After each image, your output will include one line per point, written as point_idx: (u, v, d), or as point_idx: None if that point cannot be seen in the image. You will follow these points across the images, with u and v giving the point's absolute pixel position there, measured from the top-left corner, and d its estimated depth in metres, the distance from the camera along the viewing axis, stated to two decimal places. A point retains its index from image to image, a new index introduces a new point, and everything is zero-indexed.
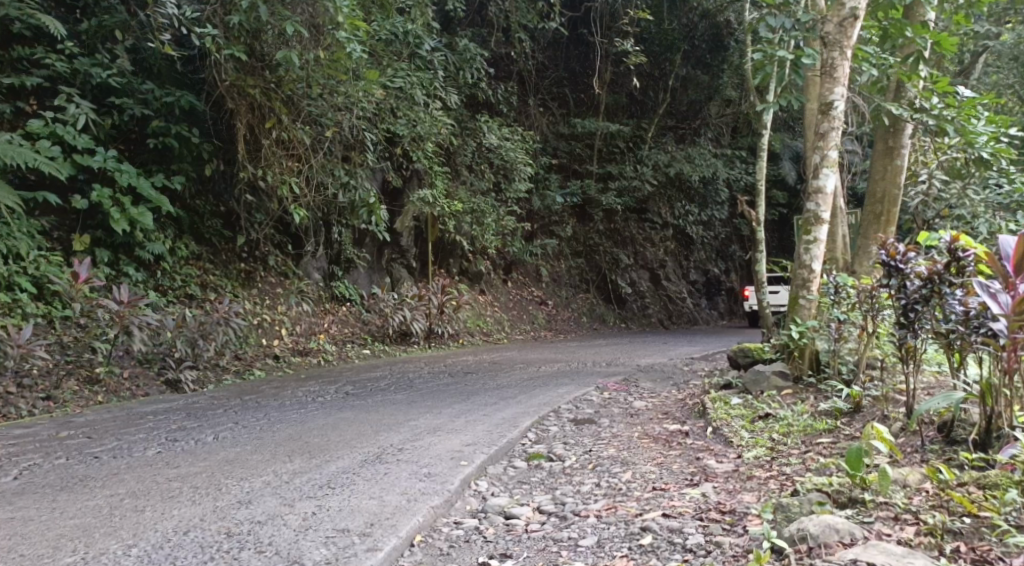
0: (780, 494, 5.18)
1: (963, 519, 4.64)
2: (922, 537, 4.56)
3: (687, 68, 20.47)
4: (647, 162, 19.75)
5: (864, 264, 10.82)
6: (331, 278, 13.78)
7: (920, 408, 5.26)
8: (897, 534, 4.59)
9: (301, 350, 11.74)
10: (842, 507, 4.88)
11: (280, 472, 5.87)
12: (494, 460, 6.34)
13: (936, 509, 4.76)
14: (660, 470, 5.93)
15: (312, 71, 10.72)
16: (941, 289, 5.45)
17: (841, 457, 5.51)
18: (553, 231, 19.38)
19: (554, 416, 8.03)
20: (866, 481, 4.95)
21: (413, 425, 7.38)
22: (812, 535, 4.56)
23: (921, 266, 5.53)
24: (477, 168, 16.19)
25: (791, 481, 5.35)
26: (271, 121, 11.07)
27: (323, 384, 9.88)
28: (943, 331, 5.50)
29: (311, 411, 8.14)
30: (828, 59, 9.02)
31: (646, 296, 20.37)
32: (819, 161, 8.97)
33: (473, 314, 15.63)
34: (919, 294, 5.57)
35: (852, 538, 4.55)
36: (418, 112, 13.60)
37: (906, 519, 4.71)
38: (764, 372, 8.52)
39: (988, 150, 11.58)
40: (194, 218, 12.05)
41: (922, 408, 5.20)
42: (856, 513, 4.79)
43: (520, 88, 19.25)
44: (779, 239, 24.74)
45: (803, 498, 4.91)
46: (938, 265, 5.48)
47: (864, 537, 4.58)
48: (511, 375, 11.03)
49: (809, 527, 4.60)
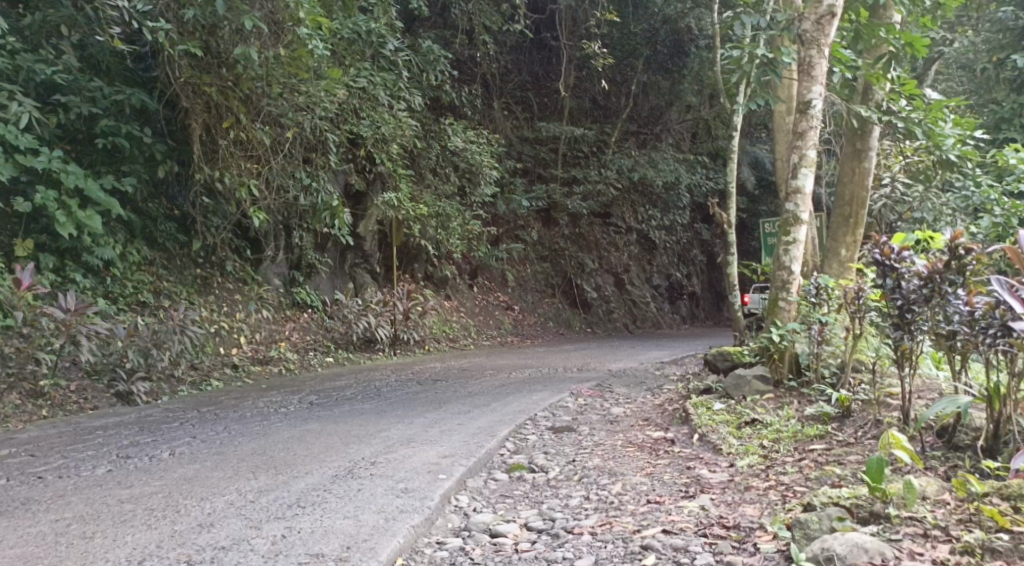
0: (785, 506, 4.91)
1: (1000, 536, 4.31)
2: (959, 556, 4.25)
3: (652, 70, 20.31)
4: (611, 166, 19.55)
5: (836, 274, 10.57)
6: (291, 283, 13.34)
7: (924, 412, 4.91)
8: (930, 554, 4.29)
9: (262, 358, 11.32)
10: (864, 522, 4.54)
11: (245, 490, 5.47)
12: (473, 472, 6.05)
13: (962, 525, 4.48)
14: (650, 481, 5.65)
15: (273, 69, 10.28)
16: (943, 289, 5.26)
17: (841, 467, 5.27)
18: (519, 235, 19.16)
19: (531, 424, 7.72)
20: (887, 494, 4.61)
21: (385, 436, 7.03)
22: (840, 556, 4.18)
23: (919, 265, 5.32)
24: (442, 171, 15.85)
25: (792, 492, 5.09)
26: (229, 121, 10.62)
27: (286, 394, 9.47)
28: (945, 332, 5.28)
29: (274, 423, 7.73)
30: (806, 57, 8.81)
31: (611, 301, 20.12)
32: (797, 161, 8.75)
33: (439, 320, 15.25)
34: (918, 294, 5.35)
35: (883, 558, 4.21)
36: (382, 113, 13.24)
37: (937, 536, 4.41)
38: (745, 376, 8.27)
39: (956, 153, 11.70)
40: (148, 222, 11.51)
41: (930, 414, 4.85)
42: (882, 530, 4.46)
43: (484, 91, 18.87)
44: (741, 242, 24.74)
45: (821, 513, 4.54)
46: (937, 264, 5.28)
47: (896, 556, 4.24)
48: (482, 381, 10.67)
49: (835, 547, 4.22)
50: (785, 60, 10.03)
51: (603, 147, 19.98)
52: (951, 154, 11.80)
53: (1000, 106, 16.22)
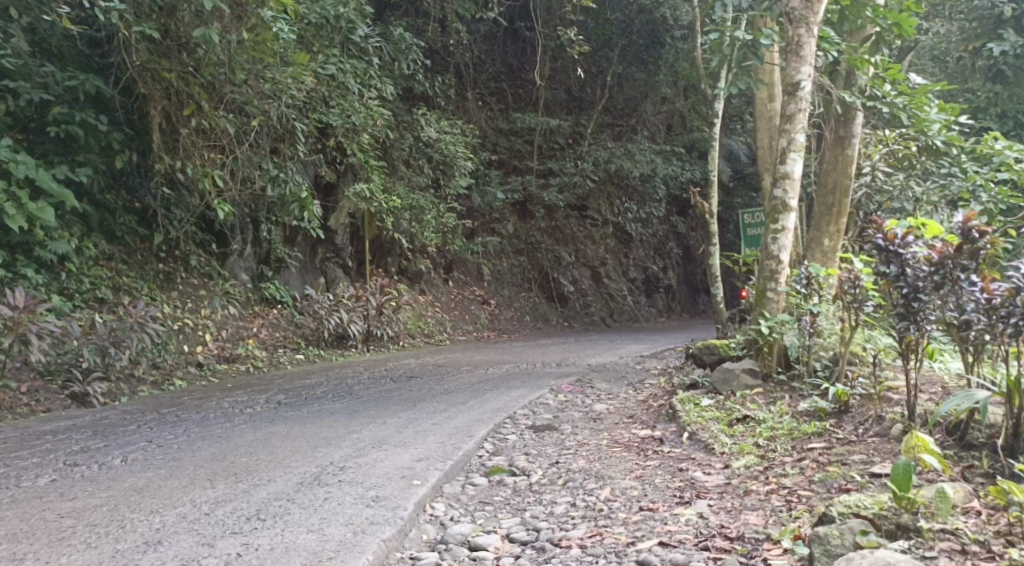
0: (791, 515, 4.55)
1: None
2: None
3: (628, 61, 19.94)
4: (587, 158, 19.01)
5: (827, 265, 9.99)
6: (259, 279, 12.83)
7: (938, 408, 4.56)
8: None
9: (228, 357, 10.86)
10: (890, 537, 4.16)
11: (199, 502, 5.02)
12: (450, 477, 5.65)
13: (1003, 538, 4.11)
14: (641, 485, 5.27)
15: (235, 54, 9.79)
16: (955, 275, 4.93)
17: (849, 470, 4.90)
18: (495, 228, 18.72)
19: (510, 424, 7.30)
20: (915, 504, 4.24)
21: (355, 438, 6.58)
22: None
23: (930, 250, 4.98)
24: (415, 163, 15.34)
25: (796, 498, 4.73)
26: (190, 108, 10.06)
27: (252, 394, 8.99)
28: (955, 322, 5.01)
29: (238, 425, 7.26)
30: (794, 36, 8.47)
31: (588, 294, 19.69)
32: (785, 146, 8.40)
33: (413, 315, 14.80)
34: (928, 281, 5.02)
35: None
36: (351, 101, 12.77)
37: (976, 552, 4.04)
38: (733, 370, 7.91)
39: (942, 138, 11.57)
40: (104, 215, 10.96)
41: (943, 411, 4.48)
42: (913, 547, 4.08)
43: (458, 81, 18.40)
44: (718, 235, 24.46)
45: (843, 526, 4.16)
46: (949, 249, 4.94)
47: None
48: (459, 378, 10.23)
49: None
50: (769, 42, 9.65)
51: (579, 138, 19.57)
52: (936, 140, 11.69)
53: (976, 94, 16.01)
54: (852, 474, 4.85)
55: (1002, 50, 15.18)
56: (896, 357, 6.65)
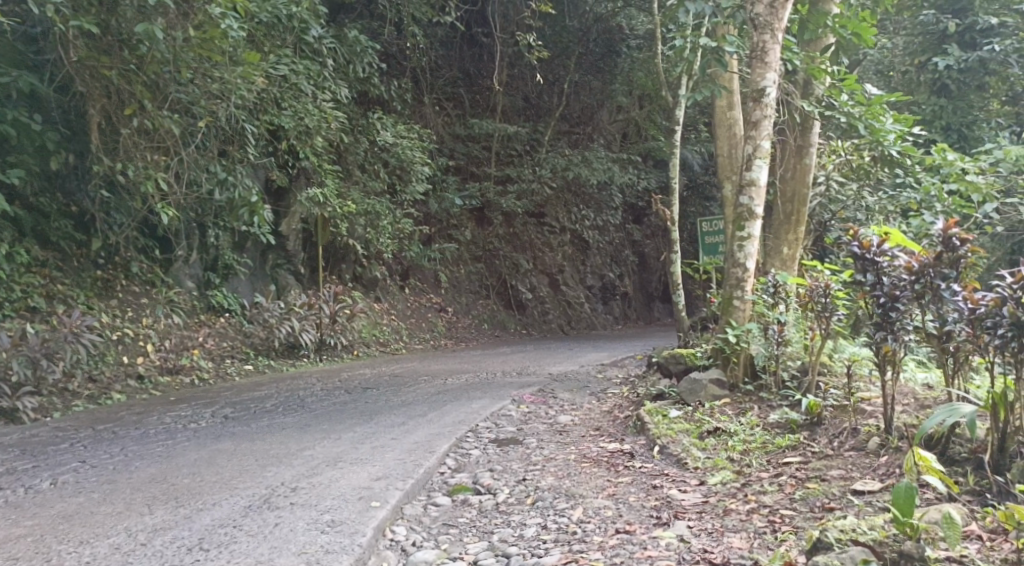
0: (781, 541, 4.33)
1: None
2: None
3: (584, 69, 19.80)
4: (544, 165, 18.60)
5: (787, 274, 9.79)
6: (206, 286, 12.38)
7: (924, 424, 4.37)
8: None
9: (172, 368, 10.44)
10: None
11: (135, 530, 4.94)
12: (411, 497, 5.49)
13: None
14: (614, 505, 5.06)
15: (182, 53, 9.45)
16: (935, 284, 4.79)
17: (835, 488, 4.73)
18: (452, 235, 18.45)
19: (472, 437, 7.04)
20: (918, 531, 4.04)
21: (309, 455, 6.31)
22: None
23: (908, 259, 4.84)
24: (371, 168, 15.02)
25: (779, 518, 4.54)
26: (132, 107, 9.58)
27: (198, 407, 8.62)
28: (936, 332, 4.91)
29: (182, 440, 6.96)
30: (759, 42, 8.32)
31: (545, 302, 19.44)
32: (751, 152, 8.25)
33: (368, 323, 14.44)
34: (908, 290, 4.88)
35: None
36: (305, 104, 12.42)
37: None
38: (700, 380, 7.70)
39: (897, 148, 11.26)
40: (38, 219, 10.55)
41: (929, 427, 4.30)
42: None
43: (414, 86, 18.12)
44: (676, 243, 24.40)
45: (845, 555, 3.97)
46: (927, 257, 4.80)
47: None
48: (416, 389, 9.96)
49: None
50: (732, 47, 9.50)
51: (537, 145, 19.38)
52: (892, 149, 11.38)
53: (921, 107, 16.14)
54: (833, 491, 4.71)
55: (947, 64, 15.35)
56: (870, 368, 6.51)
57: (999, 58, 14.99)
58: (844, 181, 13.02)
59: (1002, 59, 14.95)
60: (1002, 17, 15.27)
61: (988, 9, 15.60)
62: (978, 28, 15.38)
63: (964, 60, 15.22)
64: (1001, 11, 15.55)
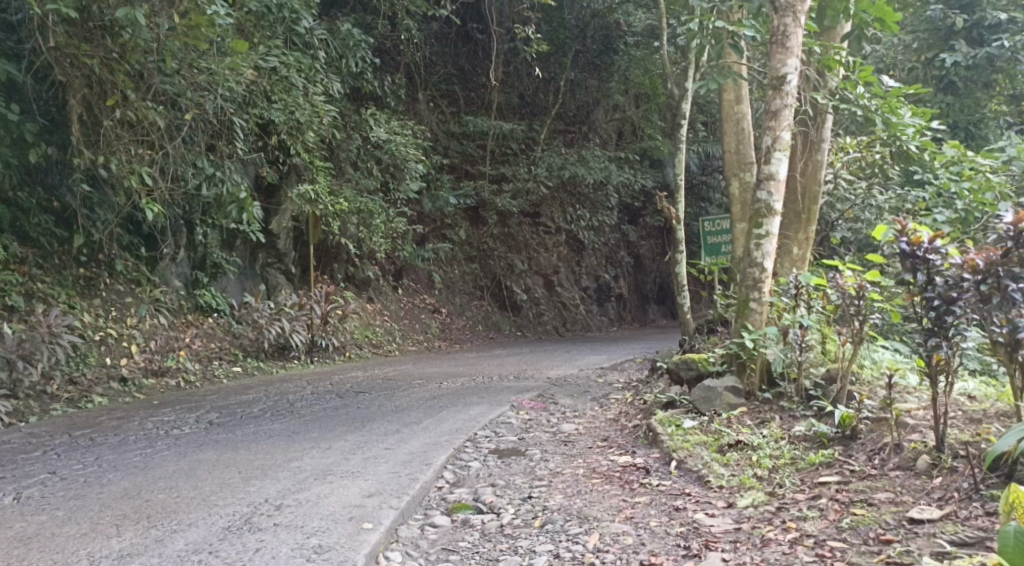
0: None
1: None
2: None
3: (581, 66, 19.29)
4: (540, 164, 18.03)
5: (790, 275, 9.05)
6: (193, 285, 11.79)
7: (996, 448, 4.00)
8: None
9: (156, 370, 9.90)
10: None
11: (99, 558, 4.40)
12: (406, 516, 4.98)
13: None
14: (634, 531, 4.62)
15: (168, 42, 8.86)
16: (1002, 285, 4.48)
17: (891, 517, 4.29)
18: (446, 235, 17.92)
19: (471, 448, 6.49)
20: None
21: (296, 467, 5.77)
22: None
23: (974, 255, 4.53)
24: (364, 165, 14.47)
25: (832, 553, 4.11)
26: (114, 98, 9.06)
27: (181, 412, 8.05)
28: (1001, 339, 4.59)
29: (160, 449, 6.40)
30: (780, 26, 7.82)
31: (541, 304, 18.86)
32: (770, 144, 7.74)
33: (360, 325, 13.87)
34: (972, 292, 4.55)
35: None
36: (296, 97, 11.90)
37: None
38: (715, 387, 7.16)
39: (916, 143, 10.69)
40: (17, 214, 9.97)
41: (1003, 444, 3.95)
42: None
43: (408, 82, 17.61)
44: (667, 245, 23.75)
45: None
46: (996, 253, 4.53)
47: None
48: (410, 393, 9.39)
49: None
50: (748, 35, 8.97)
51: (532, 143, 18.84)
52: (910, 145, 10.85)
53: (927, 105, 15.61)
54: (886, 519, 4.27)
55: (955, 61, 14.79)
56: (912, 376, 6.07)
57: (1009, 56, 14.44)
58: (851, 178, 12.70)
59: (1011, 55, 14.41)
60: (1010, 13, 14.70)
61: (995, 5, 15.00)
62: (986, 24, 14.76)
63: (972, 57, 14.67)
64: (1008, 6, 14.94)
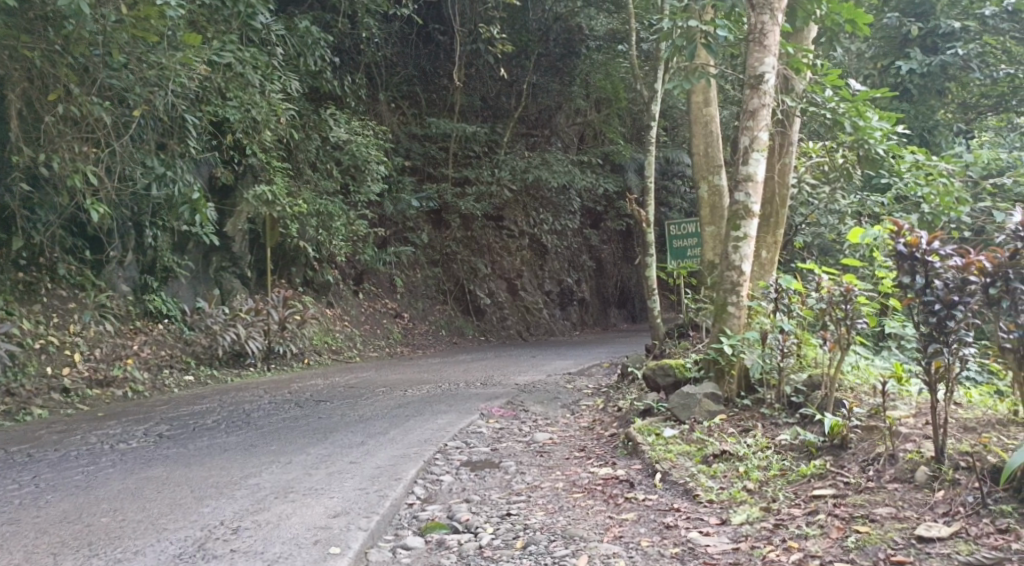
0: None
1: None
2: None
3: (544, 69, 19.04)
4: (504, 167, 17.70)
5: (766, 279, 8.83)
6: (142, 290, 11.30)
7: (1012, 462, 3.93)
8: None
9: (102, 380, 9.44)
10: None
11: None
12: (376, 538, 4.67)
13: None
14: (625, 552, 4.47)
15: (114, 35, 8.39)
16: (1011, 287, 4.47)
17: (898, 532, 4.21)
18: (408, 238, 17.54)
19: (441, 460, 6.18)
20: None
21: (255, 484, 5.41)
22: None
23: (982, 258, 4.50)
24: (323, 167, 14.08)
25: None
26: (56, 93, 8.53)
27: (129, 425, 7.61)
28: (1009, 345, 4.56)
29: (105, 466, 5.98)
30: (757, 23, 7.60)
31: (504, 307, 18.55)
32: (748, 144, 7.53)
33: (319, 330, 13.44)
34: (982, 298, 4.54)
35: None
36: (251, 95, 11.38)
37: None
38: (694, 394, 6.90)
39: (884, 147, 10.40)
40: None
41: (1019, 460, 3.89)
42: None
43: (368, 82, 17.23)
44: (630, 249, 23.61)
45: None
46: (1003, 255, 4.48)
47: None
48: (373, 402, 9.01)
49: None
50: (722, 32, 8.72)
51: (495, 146, 18.53)
52: (877, 149, 10.54)
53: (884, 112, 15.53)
54: (893, 538, 4.18)
55: (910, 68, 14.49)
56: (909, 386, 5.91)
57: (961, 64, 14.30)
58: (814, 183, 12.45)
59: (964, 63, 14.34)
60: (964, 21, 14.62)
61: (949, 15, 14.96)
62: (939, 33, 14.54)
63: (927, 64, 14.41)
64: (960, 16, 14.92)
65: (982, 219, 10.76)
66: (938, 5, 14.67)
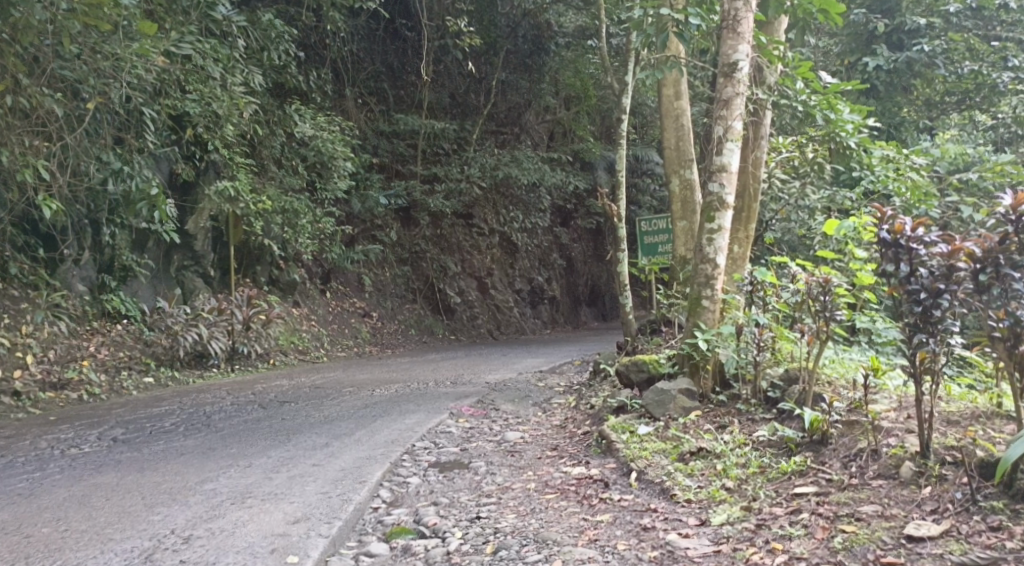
0: None
1: None
2: None
3: (513, 65, 18.80)
4: (473, 163, 17.47)
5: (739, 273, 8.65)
6: (99, 290, 10.93)
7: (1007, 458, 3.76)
8: None
9: (56, 383, 9.09)
10: None
11: None
12: (337, 545, 4.43)
13: None
14: (602, 557, 4.27)
15: (65, 23, 8.04)
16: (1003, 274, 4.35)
17: (887, 532, 4.04)
18: (376, 236, 17.21)
19: (409, 461, 5.93)
20: None
21: (211, 489, 5.14)
22: None
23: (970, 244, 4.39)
24: (288, 163, 13.77)
25: None
26: (4, 84, 8.09)
27: (81, 429, 7.29)
28: (997, 335, 4.40)
29: (52, 474, 5.66)
30: (730, 10, 7.41)
31: (475, 306, 18.29)
32: (722, 134, 7.35)
33: (285, 330, 13.11)
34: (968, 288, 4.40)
35: None
36: (212, 87, 11.14)
37: None
38: (668, 390, 6.70)
39: (855, 139, 10.31)
40: None
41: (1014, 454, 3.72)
42: None
43: (335, 78, 16.90)
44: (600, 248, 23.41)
45: None
46: (992, 241, 4.38)
47: None
48: (339, 403, 8.72)
49: None
50: (694, 22, 8.53)
51: (464, 142, 18.27)
52: (849, 142, 10.47)
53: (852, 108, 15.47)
54: (881, 537, 4.02)
55: (877, 65, 14.39)
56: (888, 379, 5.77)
57: (926, 59, 14.26)
58: (785, 178, 12.35)
59: (930, 60, 14.28)
60: (930, 18, 14.60)
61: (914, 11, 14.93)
62: (905, 29, 14.58)
63: (893, 60, 14.33)
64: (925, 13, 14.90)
65: (951, 212, 10.70)
66: (903, 2, 14.65)
